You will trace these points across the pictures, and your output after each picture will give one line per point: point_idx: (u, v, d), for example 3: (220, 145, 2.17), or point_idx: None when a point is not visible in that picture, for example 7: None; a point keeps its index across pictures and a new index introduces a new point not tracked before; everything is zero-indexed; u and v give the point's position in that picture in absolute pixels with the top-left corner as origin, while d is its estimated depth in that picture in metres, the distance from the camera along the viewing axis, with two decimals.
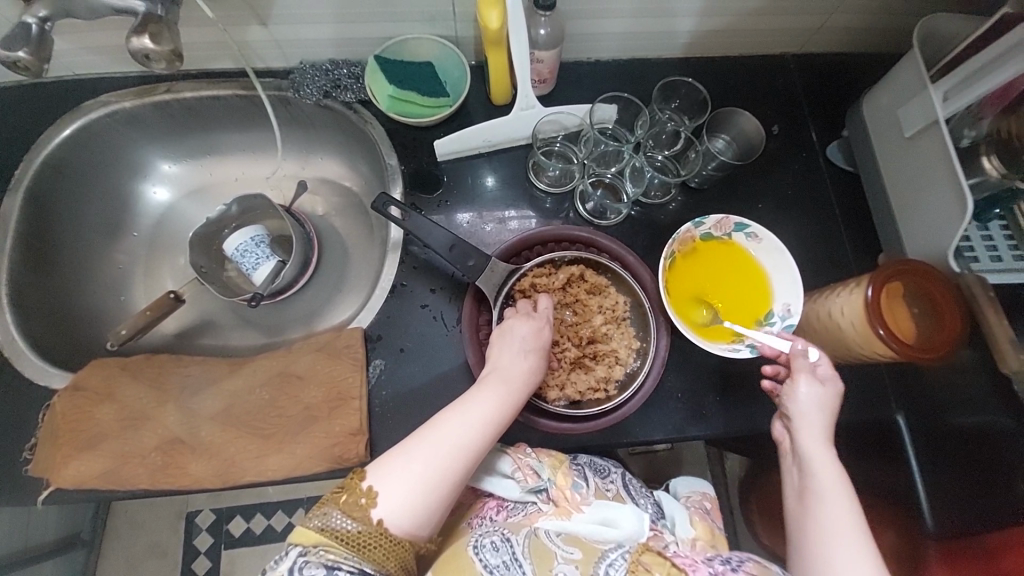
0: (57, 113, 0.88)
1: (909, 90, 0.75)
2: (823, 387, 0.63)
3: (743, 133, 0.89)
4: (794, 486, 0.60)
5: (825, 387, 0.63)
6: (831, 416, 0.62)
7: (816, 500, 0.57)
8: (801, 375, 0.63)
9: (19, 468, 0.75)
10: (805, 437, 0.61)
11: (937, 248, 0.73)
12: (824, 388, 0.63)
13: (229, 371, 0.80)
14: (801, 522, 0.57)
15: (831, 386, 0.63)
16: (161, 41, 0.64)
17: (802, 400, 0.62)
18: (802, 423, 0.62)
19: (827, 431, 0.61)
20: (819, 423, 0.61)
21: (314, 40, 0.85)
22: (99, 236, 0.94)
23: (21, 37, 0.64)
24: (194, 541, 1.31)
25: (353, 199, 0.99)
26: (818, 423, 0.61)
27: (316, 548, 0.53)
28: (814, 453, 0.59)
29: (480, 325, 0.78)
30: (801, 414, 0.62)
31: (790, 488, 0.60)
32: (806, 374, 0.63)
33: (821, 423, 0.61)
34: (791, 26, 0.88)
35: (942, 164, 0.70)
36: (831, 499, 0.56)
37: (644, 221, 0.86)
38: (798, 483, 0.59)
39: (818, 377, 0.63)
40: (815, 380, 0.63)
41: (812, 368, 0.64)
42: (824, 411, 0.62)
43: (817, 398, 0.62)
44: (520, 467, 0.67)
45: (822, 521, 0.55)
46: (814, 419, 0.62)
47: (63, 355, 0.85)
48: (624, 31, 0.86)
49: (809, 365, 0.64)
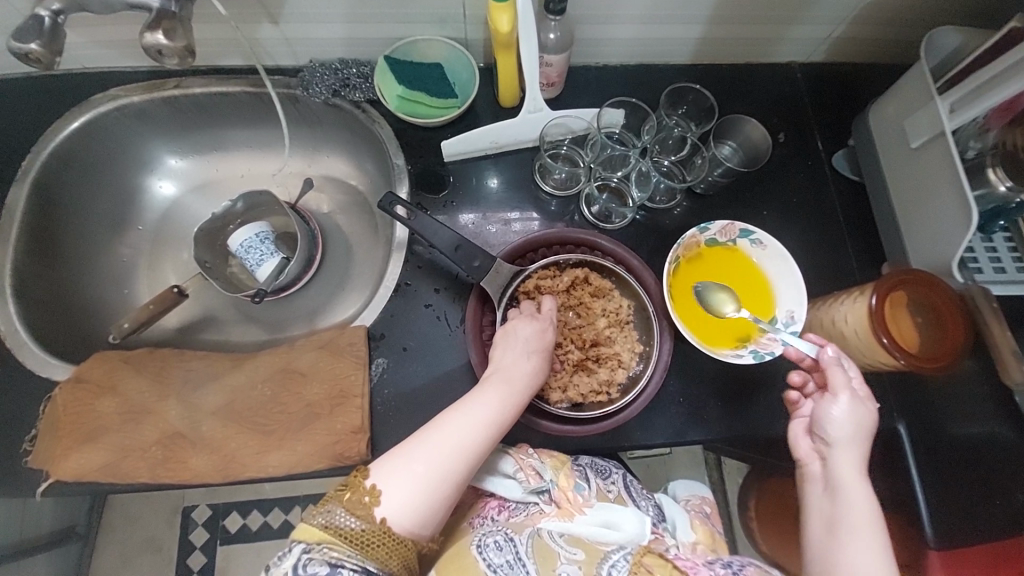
0: (65, 106, 0.88)
1: (915, 101, 0.76)
2: (864, 406, 0.61)
3: (750, 140, 0.89)
4: (823, 515, 0.59)
5: (868, 406, 0.61)
6: (868, 438, 0.61)
7: (846, 531, 0.57)
8: (842, 394, 0.61)
9: (18, 459, 0.74)
10: (844, 466, 0.60)
11: (941, 258, 0.73)
12: (859, 408, 0.61)
13: (231, 367, 0.80)
14: (829, 554, 0.57)
15: (869, 407, 0.61)
16: (175, 36, 0.65)
17: (838, 422, 0.61)
18: (838, 449, 0.60)
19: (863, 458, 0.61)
20: (853, 449, 0.60)
21: (324, 39, 0.86)
22: (104, 229, 0.94)
23: (35, 30, 0.64)
24: (189, 537, 1.30)
25: (358, 198, 0.99)
26: (851, 448, 0.60)
27: (320, 545, 0.52)
28: (850, 482, 0.59)
29: (483, 325, 0.77)
30: (839, 439, 0.61)
31: (817, 518, 0.60)
32: (848, 394, 0.61)
33: (855, 448, 0.60)
34: (798, 35, 0.89)
35: (948, 175, 0.70)
36: (866, 530, 0.56)
37: (650, 225, 0.86)
38: (828, 512, 0.59)
39: (860, 395, 0.62)
40: (857, 401, 0.61)
41: (850, 386, 0.61)
42: (862, 434, 0.61)
43: (852, 419, 0.61)
44: (522, 468, 0.66)
45: (858, 555, 0.55)
46: (854, 447, 0.60)
47: (65, 347, 0.85)
48: (633, 37, 0.87)
49: (848, 382, 0.61)
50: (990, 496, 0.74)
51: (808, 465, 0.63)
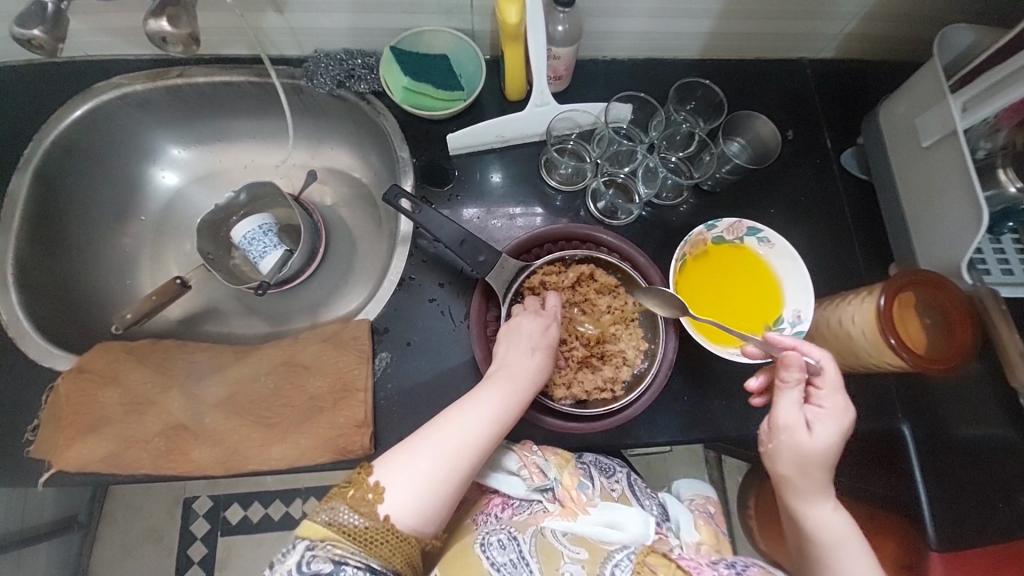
0: (68, 94, 0.88)
1: (927, 99, 0.75)
2: (802, 437, 0.58)
3: (759, 137, 0.88)
4: (796, 535, 0.62)
5: (809, 437, 0.58)
6: (824, 467, 0.59)
7: (819, 553, 0.59)
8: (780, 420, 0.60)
9: (21, 448, 0.74)
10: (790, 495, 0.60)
11: (951, 258, 0.72)
12: (808, 438, 0.58)
13: (234, 359, 0.80)
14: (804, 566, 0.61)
15: (820, 436, 0.58)
16: (179, 24, 0.64)
17: (784, 456, 0.59)
18: (792, 482, 0.60)
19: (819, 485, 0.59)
20: (808, 479, 0.59)
21: (329, 29, 0.85)
22: (107, 219, 0.94)
23: (37, 16, 0.63)
24: (190, 527, 1.30)
25: (362, 191, 0.98)
26: (806, 479, 0.59)
27: (324, 542, 0.52)
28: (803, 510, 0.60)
29: (488, 321, 0.77)
30: (788, 473, 0.60)
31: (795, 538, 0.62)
32: (790, 423, 0.59)
33: (810, 477, 0.59)
34: (809, 31, 0.88)
35: (959, 175, 0.70)
36: (840, 550, 0.58)
37: (656, 222, 0.85)
38: (800, 535, 0.61)
39: (801, 422, 0.59)
40: (804, 429, 0.59)
41: (796, 413, 0.59)
42: (806, 465, 0.59)
43: (800, 450, 0.59)
44: (526, 465, 0.66)
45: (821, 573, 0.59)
46: (799, 477, 0.59)
47: (68, 337, 0.85)
48: (642, 30, 0.86)
49: (793, 411, 0.59)
50: (995, 500, 0.73)
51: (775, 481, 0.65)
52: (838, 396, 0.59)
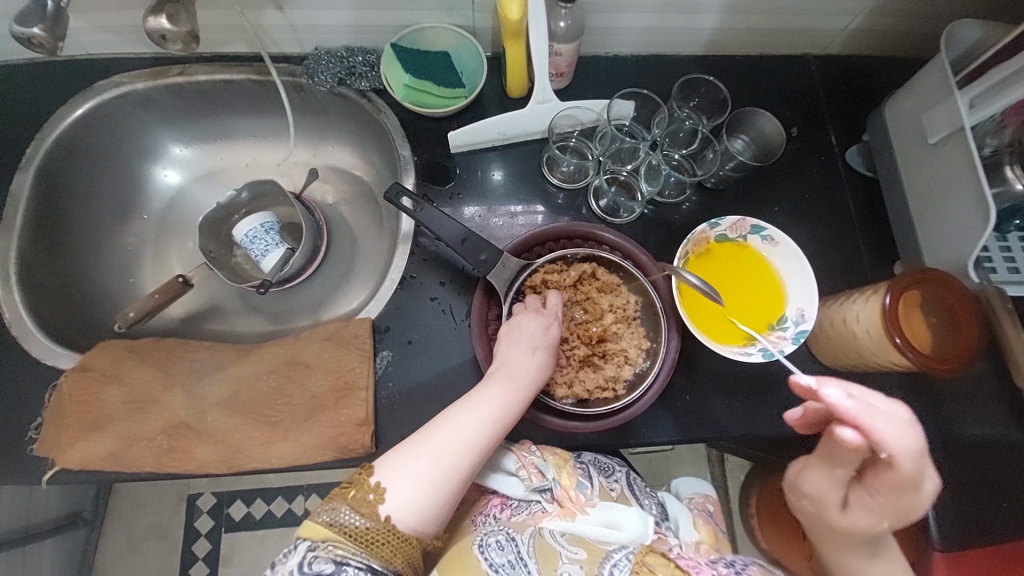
0: (69, 92, 0.88)
1: (934, 95, 0.74)
2: (832, 515, 0.52)
3: (763, 134, 0.87)
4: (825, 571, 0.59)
5: (839, 515, 0.51)
6: (862, 540, 0.52)
7: None
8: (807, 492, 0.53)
9: (24, 446, 0.75)
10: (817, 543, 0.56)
11: (958, 257, 0.72)
12: (843, 514, 0.51)
13: (236, 357, 0.80)
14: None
15: (858, 518, 0.50)
16: (179, 21, 0.63)
17: (811, 519, 0.54)
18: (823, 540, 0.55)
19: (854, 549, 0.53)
20: (839, 544, 0.54)
21: (330, 26, 0.84)
22: (109, 217, 0.94)
23: (37, 14, 0.63)
24: (194, 524, 1.31)
25: (363, 188, 0.98)
26: (836, 542, 0.54)
27: (325, 543, 0.52)
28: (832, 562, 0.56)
29: (489, 320, 0.76)
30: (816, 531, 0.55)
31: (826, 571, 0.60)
32: (822, 499, 0.52)
33: (842, 543, 0.53)
34: (814, 26, 0.87)
35: (966, 171, 0.69)
36: None
37: (658, 220, 0.85)
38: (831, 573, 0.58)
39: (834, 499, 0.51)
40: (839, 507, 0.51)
41: (834, 492, 0.51)
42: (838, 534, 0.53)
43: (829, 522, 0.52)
44: (525, 465, 0.66)
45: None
46: (826, 536, 0.54)
47: (70, 335, 0.85)
48: (644, 26, 0.85)
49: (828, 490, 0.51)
50: (999, 501, 0.73)
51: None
52: (899, 493, 0.48)
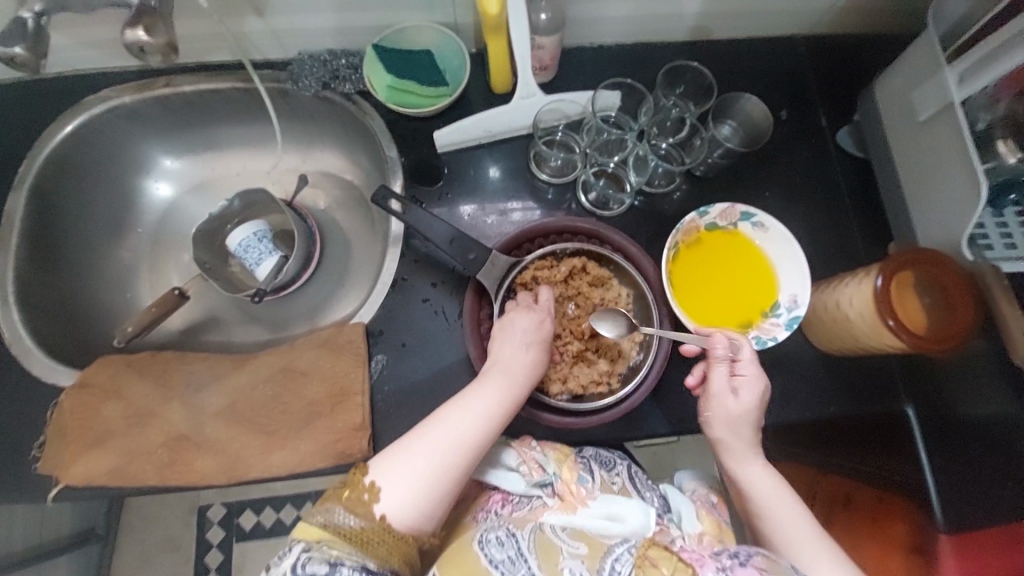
0: (57, 110, 0.88)
1: (923, 71, 0.73)
2: (724, 402, 0.65)
3: (750, 118, 0.86)
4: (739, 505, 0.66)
5: (735, 401, 0.64)
6: (750, 429, 0.65)
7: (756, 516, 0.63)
8: (713, 391, 0.66)
9: (30, 464, 0.76)
10: (727, 456, 0.65)
11: (952, 235, 0.70)
12: (734, 400, 0.65)
13: (233, 367, 0.80)
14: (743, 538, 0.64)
15: (744, 399, 0.64)
16: (156, 33, 0.63)
17: (717, 423, 0.65)
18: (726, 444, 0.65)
19: (748, 445, 0.64)
20: (741, 435, 0.64)
21: (312, 30, 0.84)
22: (103, 234, 0.95)
23: (18, 32, 0.63)
24: (206, 535, 1.33)
25: (353, 193, 0.98)
26: (738, 438, 0.64)
27: (320, 544, 0.53)
28: (738, 473, 0.64)
29: (480, 319, 0.76)
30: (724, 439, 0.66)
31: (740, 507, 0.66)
32: (719, 392, 0.65)
33: (742, 437, 0.64)
34: (800, 7, 0.85)
35: (957, 147, 0.68)
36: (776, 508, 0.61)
37: (649, 210, 0.84)
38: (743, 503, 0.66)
39: (726, 388, 0.65)
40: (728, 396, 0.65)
41: (727, 379, 0.65)
42: (738, 425, 0.65)
43: (727, 414, 0.65)
44: (525, 461, 0.68)
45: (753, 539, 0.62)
46: (733, 436, 0.65)
47: (70, 353, 0.86)
48: (627, 15, 0.84)
49: (724, 379, 0.65)
50: (1003, 478, 0.72)
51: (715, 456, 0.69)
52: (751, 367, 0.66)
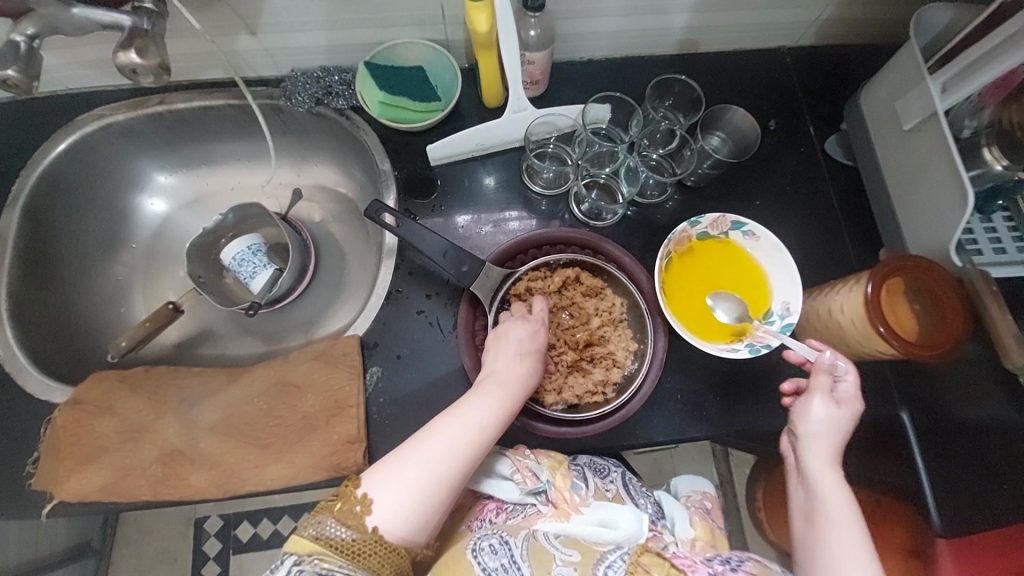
0: (51, 128, 0.89)
1: (907, 82, 0.74)
2: (822, 401, 0.63)
3: (738, 129, 0.87)
4: (799, 505, 0.61)
5: (838, 407, 0.63)
6: (840, 438, 0.63)
7: (820, 518, 0.59)
8: (816, 393, 0.64)
9: (22, 481, 0.75)
10: (810, 456, 0.62)
11: (940, 241, 0.71)
12: (838, 407, 0.63)
13: (227, 381, 0.80)
14: (809, 545, 0.58)
15: (847, 408, 0.63)
16: (148, 55, 0.64)
17: (813, 419, 0.63)
18: (811, 439, 0.63)
19: (835, 452, 0.62)
20: (829, 439, 0.62)
21: (305, 47, 0.85)
22: (98, 249, 0.95)
23: (10, 55, 0.63)
24: (202, 548, 1.31)
25: (349, 205, 0.99)
26: (826, 440, 0.62)
27: (311, 557, 0.52)
28: (819, 474, 0.61)
29: (476, 329, 0.77)
30: (810, 433, 0.63)
31: (798, 509, 0.62)
32: (823, 392, 0.64)
33: (831, 441, 0.62)
34: (786, 20, 0.87)
35: (942, 155, 0.69)
36: (841, 518, 0.58)
37: (641, 220, 0.85)
38: (804, 504, 0.61)
39: (830, 394, 0.64)
40: (831, 399, 0.63)
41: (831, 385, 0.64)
42: (834, 429, 0.63)
43: (827, 415, 0.63)
44: (519, 469, 0.67)
45: (826, 545, 0.57)
46: (822, 438, 0.62)
47: (64, 369, 0.86)
48: (616, 29, 0.86)
49: (828, 382, 0.64)
50: (999, 483, 0.73)
51: (788, 460, 0.66)
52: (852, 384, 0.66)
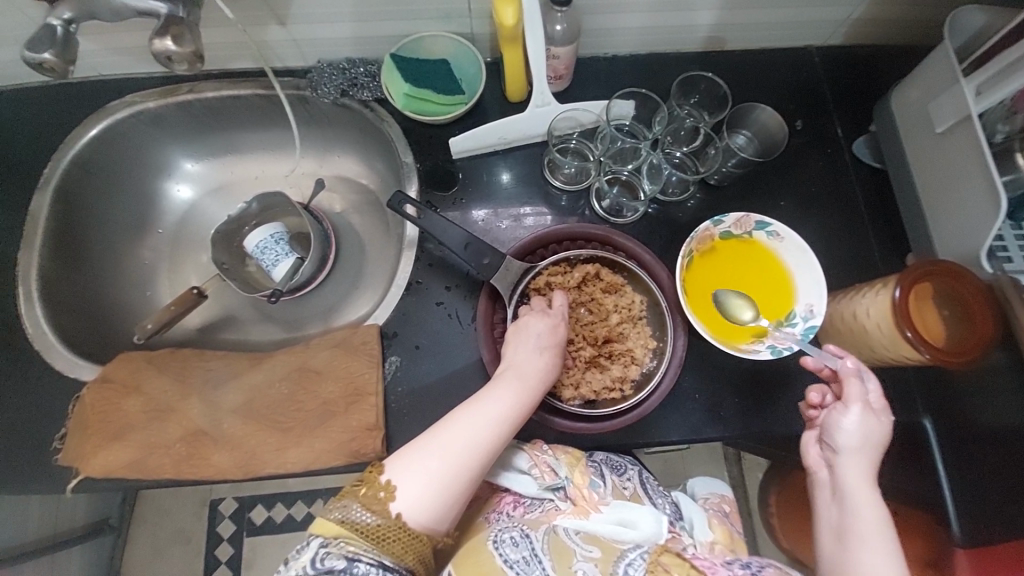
0: (84, 113, 0.91)
1: (940, 83, 0.72)
2: (863, 416, 0.61)
3: (765, 128, 0.86)
4: (831, 522, 0.61)
5: (880, 417, 0.62)
6: (875, 451, 0.62)
7: (853, 536, 0.58)
8: (854, 404, 0.61)
9: (49, 457, 0.78)
10: (846, 473, 0.61)
11: (970, 247, 0.70)
12: (874, 419, 0.61)
13: (250, 365, 0.82)
14: (839, 562, 0.58)
15: (882, 419, 0.61)
16: (183, 42, 0.65)
17: (848, 432, 0.61)
18: (846, 454, 0.61)
19: (871, 467, 0.61)
20: (864, 454, 0.61)
21: (332, 39, 0.86)
22: (126, 233, 0.97)
23: (47, 39, 0.65)
24: (216, 529, 1.34)
25: (370, 197, 1.00)
26: (861, 455, 0.61)
27: (337, 539, 0.53)
28: (855, 490, 0.60)
29: (494, 323, 0.77)
30: (845, 447, 0.61)
31: (829, 523, 0.61)
32: (861, 404, 0.61)
33: (866, 455, 0.61)
34: (816, 18, 0.86)
35: (976, 159, 0.67)
36: (874, 537, 0.57)
37: (663, 218, 0.85)
38: (836, 520, 0.60)
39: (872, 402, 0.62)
40: (869, 411, 0.61)
41: (866, 397, 0.61)
42: (872, 443, 0.61)
43: (863, 428, 0.61)
44: (537, 464, 0.67)
45: (860, 565, 0.57)
46: (858, 452, 0.61)
47: (92, 348, 0.88)
48: (642, 25, 0.85)
49: (863, 393, 0.62)
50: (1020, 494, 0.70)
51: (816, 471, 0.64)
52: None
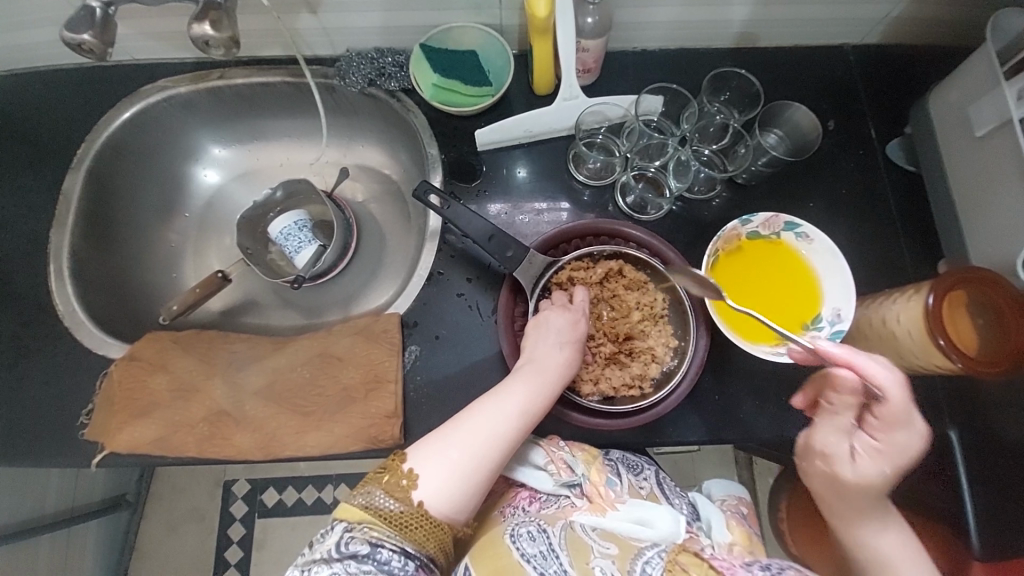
0: (117, 96, 0.92)
1: (982, 85, 0.70)
2: (841, 468, 0.56)
3: (797, 127, 0.85)
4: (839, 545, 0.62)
5: (849, 469, 0.56)
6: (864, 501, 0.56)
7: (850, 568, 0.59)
8: (821, 450, 0.58)
9: (76, 431, 0.79)
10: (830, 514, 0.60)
11: (1007, 255, 0.68)
12: (852, 469, 0.56)
13: (273, 349, 0.83)
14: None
15: (860, 469, 0.55)
16: (221, 27, 0.66)
17: (818, 478, 0.59)
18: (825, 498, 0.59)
19: (865, 516, 0.56)
20: (842, 503, 0.57)
21: (362, 28, 0.86)
22: (155, 215, 0.99)
23: (87, 20, 0.66)
24: (229, 508, 1.37)
25: (392, 187, 1.00)
26: (839, 503, 0.57)
27: (361, 525, 0.54)
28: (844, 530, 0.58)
29: (514, 316, 0.77)
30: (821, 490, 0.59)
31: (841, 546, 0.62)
32: (827, 454, 0.57)
33: (846, 505, 0.57)
34: (853, 15, 0.84)
35: (1015, 164, 0.65)
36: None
37: (687, 216, 0.84)
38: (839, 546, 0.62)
39: (843, 452, 0.56)
40: (839, 462, 0.57)
41: (835, 448, 0.57)
42: (852, 495, 0.56)
43: (834, 478, 0.57)
44: (553, 460, 0.67)
45: None
46: (833, 499, 0.58)
47: (119, 326, 0.90)
48: (674, 20, 0.84)
49: (831, 442, 0.57)
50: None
51: None
52: (898, 431, 0.54)
